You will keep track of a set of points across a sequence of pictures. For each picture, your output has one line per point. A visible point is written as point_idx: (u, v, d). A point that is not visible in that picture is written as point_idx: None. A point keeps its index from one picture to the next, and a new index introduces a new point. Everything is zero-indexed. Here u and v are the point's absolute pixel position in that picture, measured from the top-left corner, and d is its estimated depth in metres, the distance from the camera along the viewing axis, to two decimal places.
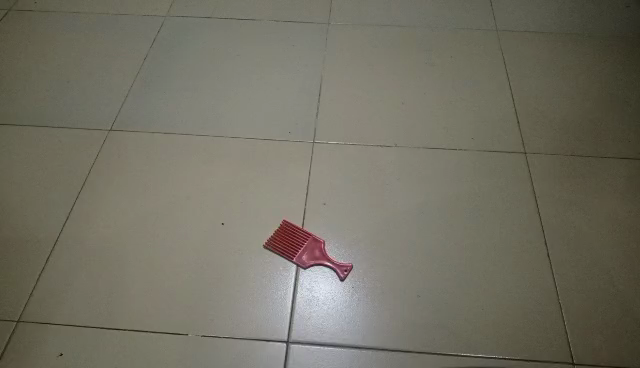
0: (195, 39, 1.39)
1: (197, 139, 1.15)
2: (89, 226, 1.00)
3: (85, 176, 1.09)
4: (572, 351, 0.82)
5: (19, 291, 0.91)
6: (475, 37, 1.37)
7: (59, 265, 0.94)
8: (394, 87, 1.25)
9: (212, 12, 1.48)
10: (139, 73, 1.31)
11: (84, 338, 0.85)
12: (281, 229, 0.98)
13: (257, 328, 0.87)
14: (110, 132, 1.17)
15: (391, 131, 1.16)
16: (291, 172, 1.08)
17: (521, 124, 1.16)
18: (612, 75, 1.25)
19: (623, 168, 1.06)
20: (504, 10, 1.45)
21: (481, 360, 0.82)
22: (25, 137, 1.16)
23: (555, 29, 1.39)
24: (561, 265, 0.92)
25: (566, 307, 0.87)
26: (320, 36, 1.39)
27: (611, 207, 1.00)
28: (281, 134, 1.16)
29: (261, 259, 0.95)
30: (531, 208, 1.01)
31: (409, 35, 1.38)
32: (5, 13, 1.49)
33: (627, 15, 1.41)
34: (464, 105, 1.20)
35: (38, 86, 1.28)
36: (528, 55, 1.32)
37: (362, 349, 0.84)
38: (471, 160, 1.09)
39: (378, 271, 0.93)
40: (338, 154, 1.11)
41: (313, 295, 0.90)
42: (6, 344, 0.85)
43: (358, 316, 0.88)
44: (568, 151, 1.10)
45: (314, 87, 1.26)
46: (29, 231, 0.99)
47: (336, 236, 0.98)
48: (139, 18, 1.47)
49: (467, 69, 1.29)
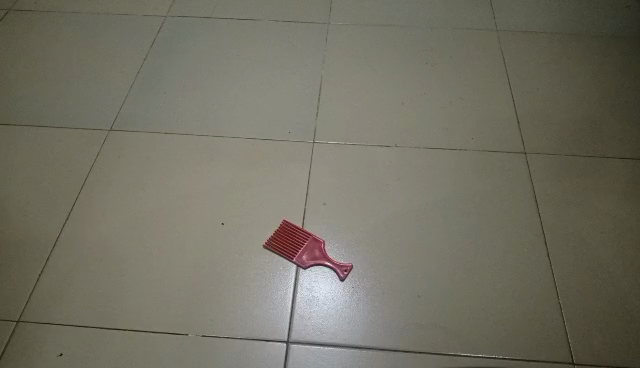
0: (195, 38, 1.39)
1: (197, 138, 1.15)
2: (90, 226, 1.00)
3: (85, 177, 1.09)
4: (572, 351, 0.83)
5: (19, 291, 0.91)
6: (475, 37, 1.37)
7: (59, 265, 0.94)
8: (394, 87, 1.25)
9: (213, 12, 1.48)
10: (140, 73, 1.31)
11: (84, 338, 0.86)
12: (281, 229, 0.98)
13: (257, 328, 0.87)
14: (110, 132, 1.17)
15: (391, 131, 1.16)
16: (291, 173, 1.08)
17: (521, 124, 1.16)
18: (613, 75, 1.25)
19: (623, 168, 1.06)
20: (504, 10, 1.45)
21: (481, 360, 0.82)
22: (25, 137, 1.16)
23: (556, 28, 1.39)
24: (561, 265, 0.92)
25: (566, 307, 0.87)
26: (321, 36, 1.39)
27: (611, 207, 1.00)
28: (281, 133, 1.16)
29: (262, 259, 0.95)
30: (531, 208, 1.01)
31: (409, 35, 1.38)
32: (5, 13, 1.49)
33: (627, 15, 1.41)
34: (464, 105, 1.20)
35: (38, 86, 1.28)
36: (528, 55, 1.32)
37: (362, 349, 0.84)
38: (472, 161, 1.09)
39: (378, 271, 0.93)
40: (338, 154, 1.11)
41: (313, 295, 0.90)
42: (6, 344, 0.85)
43: (358, 316, 0.88)
44: (568, 151, 1.10)
45: (314, 87, 1.26)
46: (28, 231, 0.99)
47: (336, 236, 0.98)
48: (138, 17, 1.47)
49: (466, 68, 1.29)
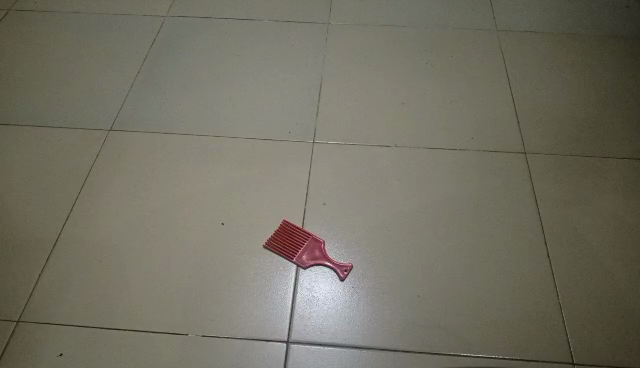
0: (196, 38, 1.39)
1: (196, 138, 1.15)
2: (89, 226, 1.00)
3: (85, 176, 1.09)
4: (572, 351, 0.83)
5: (19, 290, 0.91)
6: (476, 37, 1.37)
7: (59, 265, 0.94)
8: (394, 88, 1.25)
9: (213, 12, 1.48)
10: (140, 72, 1.31)
11: (83, 338, 0.86)
12: (281, 229, 0.98)
13: (257, 328, 0.87)
14: (110, 131, 1.17)
15: (391, 131, 1.16)
16: (291, 173, 1.08)
17: (521, 123, 1.16)
18: (613, 75, 1.25)
19: (623, 169, 1.06)
20: (504, 10, 1.46)
21: (481, 360, 0.82)
22: (24, 137, 1.16)
23: (556, 28, 1.39)
24: (562, 265, 0.93)
25: (566, 307, 0.87)
26: (320, 37, 1.39)
27: (611, 207, 1.00)
28: (281, 134, 1.16)
29: (262, 259, 0.95)
30: (531, 208, 1.01)
31: (409, 36, 1.38)
32: (5, 13, 1.49)
33: (627, 15, 1.41)
34: (464, 105, 1.20)
35: (38, 86, 1.28)
36: (528, 55, 1.32)
37: (363, 349, 0.84)
38: (472, 161, 1.09)
39: (378, 271, 0.93)
40: (339, 154, 1.11)
41: (313, 295, 0.90)
42: (6, 344, 0.85)
43: (358, 316, 0.88)
44: (568, 150, 1.10)
45: (313, 87, 1.26)
46: (28, 231, 0.99)
47: (336, 236, 0.98)
48: (138, 18, 1.46)
49: (467, 68, 1.29)
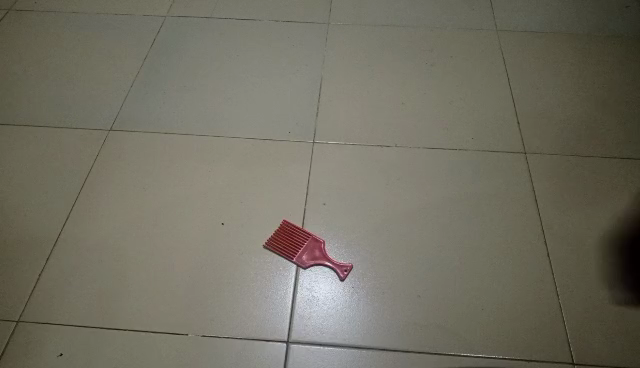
0: (196, 38, 1.39)
1: (197, 138, 1.15)
2: (90, 226, 1.00)
3: (85, 176, 1.09)
4: (573, 351, 0.83)
5: (19, 290, 0.91)
6: (476, 37, 1.37)
7: (59, 266, 0.94)
8: (394, 88, 1.25)
9: (213, 12, 1.48)
10: (140, 72, 1.31)
11: (83, 339, 0.85)
12: (281, 229, 0.98)
13: (257, 328, 0.87)
14: (110, 131, 1.17)
15: (391, 131, 1.16)
16: (291, 172, 1.08)
17: (521, 124, 1.16)
18: (613, 75, 1.26)
19: (623, 168, 1.07)
20: (504, 10, 1.46)
21: (481, 360, 0.82)
22: (24, 137, 1.16)
23: (556, 28, 1.39)
24: (562, 265, 0.93)
25: (566, 307, 0.87)
26: (320, 37, 1.39)
27: (612, 207, 1.00)
28: (281, 134, 1.16)
29: (262, 259, 0.95)
30: (531, 208, 1.01)
31: (409, 36, 1.38)
32: (5, 13, 1.49)
33: (627, 15, 1.41)
34: (464, 105, 1.20)
35: (38, 86, 1.28)
36: (527, 55, 1.32)
37: (363, 350, 0.84)
38: (472, 161, 1.09)
39: (378, 271, 0.93)
40: (339, 154, 1.11)
41: (313, 295, 0.90)
42: (6, 344, 0.85)
43: (358, 316, 0.88)
44: (567, 150, 1.10)
45: (313, 87, 1.26)
46: (27, 231, 0.99)
47: (337, 236, 0.98)
48: (138, 18, 1.46)
49: (466, 68, 1.29)
